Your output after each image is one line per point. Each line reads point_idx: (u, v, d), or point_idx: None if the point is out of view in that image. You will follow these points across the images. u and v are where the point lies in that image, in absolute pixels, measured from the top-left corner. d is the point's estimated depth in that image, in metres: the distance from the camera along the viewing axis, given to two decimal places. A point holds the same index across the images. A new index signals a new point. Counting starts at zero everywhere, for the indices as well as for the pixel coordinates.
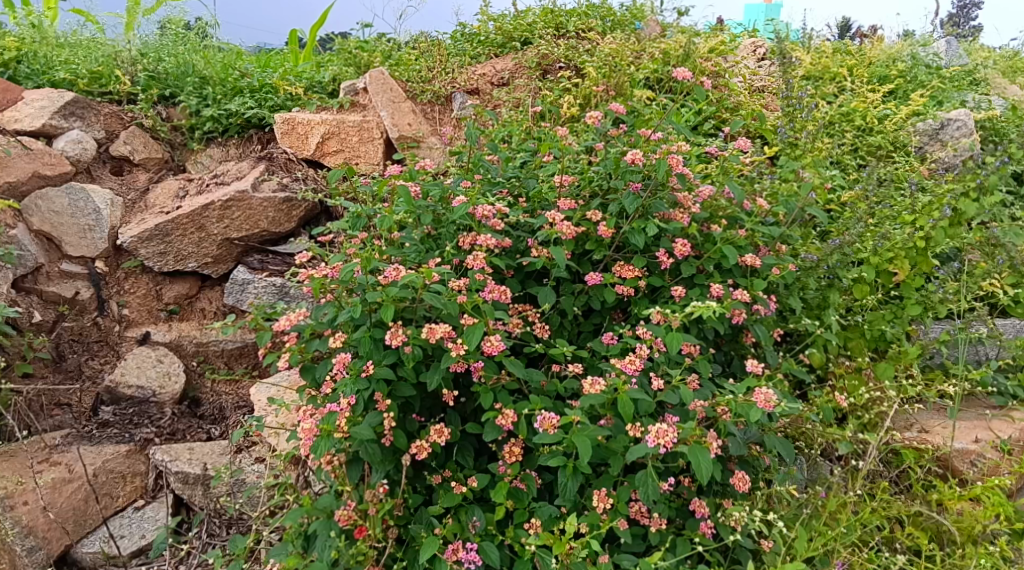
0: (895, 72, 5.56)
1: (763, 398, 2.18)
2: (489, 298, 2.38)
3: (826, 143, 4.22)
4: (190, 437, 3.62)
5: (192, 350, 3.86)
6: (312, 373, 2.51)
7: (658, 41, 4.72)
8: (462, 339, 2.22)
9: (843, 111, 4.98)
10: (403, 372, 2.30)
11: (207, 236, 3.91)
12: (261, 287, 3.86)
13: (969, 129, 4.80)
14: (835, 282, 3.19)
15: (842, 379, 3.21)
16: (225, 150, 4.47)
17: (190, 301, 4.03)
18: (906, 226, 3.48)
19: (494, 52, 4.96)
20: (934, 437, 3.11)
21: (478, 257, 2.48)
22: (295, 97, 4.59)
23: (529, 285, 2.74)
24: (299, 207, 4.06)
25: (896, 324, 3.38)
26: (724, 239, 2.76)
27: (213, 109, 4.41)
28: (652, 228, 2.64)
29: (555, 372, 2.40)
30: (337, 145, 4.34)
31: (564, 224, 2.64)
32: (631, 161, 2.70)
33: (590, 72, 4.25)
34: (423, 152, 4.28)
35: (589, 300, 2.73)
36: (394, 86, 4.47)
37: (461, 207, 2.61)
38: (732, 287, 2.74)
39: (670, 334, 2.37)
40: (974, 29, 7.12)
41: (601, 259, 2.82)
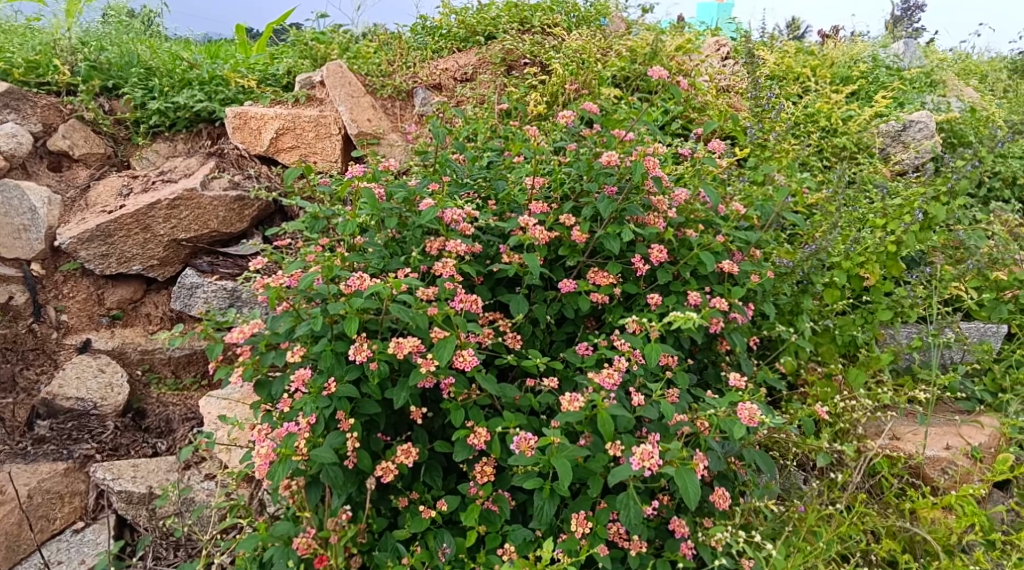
0: (857, 73, 5.56)
1: (747, 414, 2.10)
2: (459, 308, 2.25)
3: (793, 145, 4.18)
4: (135, 453, 3.40)
5: (137, 358, 3.63)
6: (268, 389, 2.35)
7: (624, 38, 4.62)
8: (431, 354, 2.07)
9: (807, 111, 4.87)
10: (368, 389, 2.16)
11: (153, 237, 3.68)
12: (211, 292, 3.65)
13: (930, 131, 4.85)
14: (810, 288, 3.10)
15: (814, 386, 3.16)
16: (173, 145, 4.24)
17: (134, 306, 3.79)
18: (877, 229, 3.45)
19: (456, 46, 4.79)
20: (906, 444, 3.07)
21: (447, 263, 2.35)
22: (247, 90, 4.41)
23: (500, 292, 2.61)
24: (251, 206, 3.85)
25: (867, 329, 3.35)
26: (700, 245, 2.66)
27: (159, 102, 4.16)
28: (628, 234, 2.54)
29: (529, 385, 2.28)
30: (292, 141, 4.14)
31: (536, 229, 2.52)
32: (606, 163, 2.60)
33: (556, 69, 4.13)
34: (383, 149, 4.14)
35: (562, 308, 2.62)
36: (352, 80, 4.29)
37: (428, 210, 2.47)
38: (708, 294, 2.65)
39: (649, 345, 2.27)
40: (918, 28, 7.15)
41: (574, 265, 2.71)
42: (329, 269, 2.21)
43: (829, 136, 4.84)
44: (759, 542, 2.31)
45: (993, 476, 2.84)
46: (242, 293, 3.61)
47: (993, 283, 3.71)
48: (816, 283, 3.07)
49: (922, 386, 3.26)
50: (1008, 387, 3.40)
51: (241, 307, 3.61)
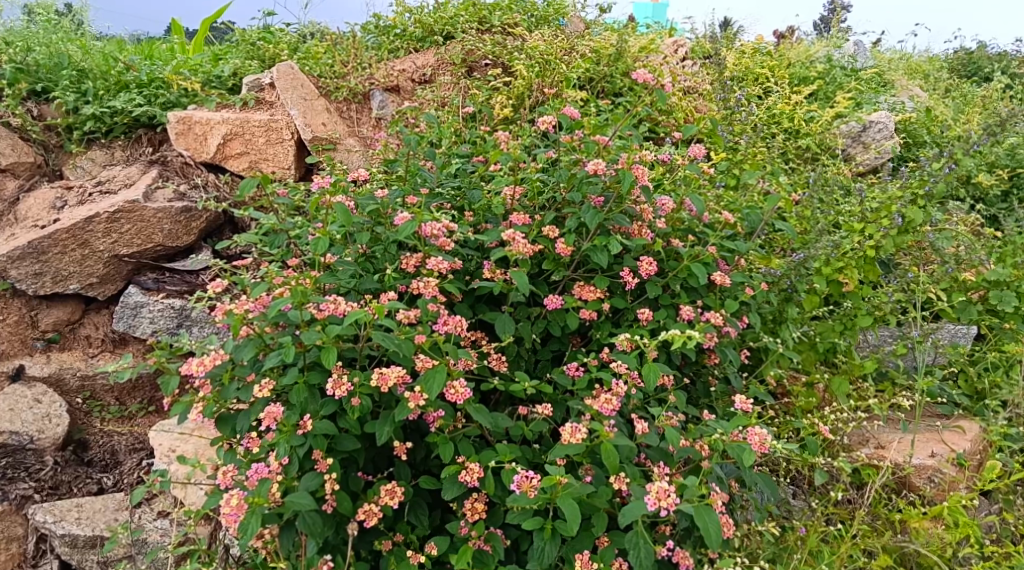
0: (814, 74, 5.56)
1: (758, 440, 2.01)
2: (443, 331, 2.09)
3: (764, 149, 4.09)
4: (78, 490, 3.09)
5: (76, 385, 3.34)
6: (231, 425, 2.14)
7: (587, 38, 4.47)
8: (419, 386, 1.89)
9: (771, 113, 4.81)
10: (346, 424, 1.96)
11: (91, 253, 3.39)
12: (157, 311, 3.37)
13: (890, 131, 4.86)
14: (795, 296, 3.03)
15: (799, 397, 3.09)
16: (110, 153, 3.94)
17: (72, 328, 3.49)
18: (855, 233, 3.41)
19: (413, 47, 4.56)
20: (892, 453, 3.04)
21: (428, 283, 2.17)
22: (190, 93, 4.07)
23: (482, 311, 2.45)
24: (199, 218, 3.56)
25: (847, 335, 3.30)
26: (690, 256, 2.55)
27: (94, 106, 3.87)
28: (617, 247, 2.41)
29: (520, 412, 2.13)
30: (241, 147, 3.86)
31: (521, 243, 2.37)
32: (592, 171, 2.47)
33: (522, 71, 3.96)
34: (340, 155, 3.90)
35: (547, 326, 2.47)
36: (305, 81, 4.06)
37: (405, 225, 2.28)
38: (700, 308, 2.55)
39: (647, 366, 2.15)
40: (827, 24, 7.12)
41: (559, 280, 2.57)
42: (300, 295, 2.01)
43: (792, 138, 4.78)
44: (763, 569, 2.21)
45: (982, 483, 2.83)
46: (192, 312, 3.35)
47: (962, 285, 3.71)
48: (800, 291, 3.00)
49: (903, 392, 3.22)
50: (984, 389, 3.45)
51: (193, 327, 3.34)
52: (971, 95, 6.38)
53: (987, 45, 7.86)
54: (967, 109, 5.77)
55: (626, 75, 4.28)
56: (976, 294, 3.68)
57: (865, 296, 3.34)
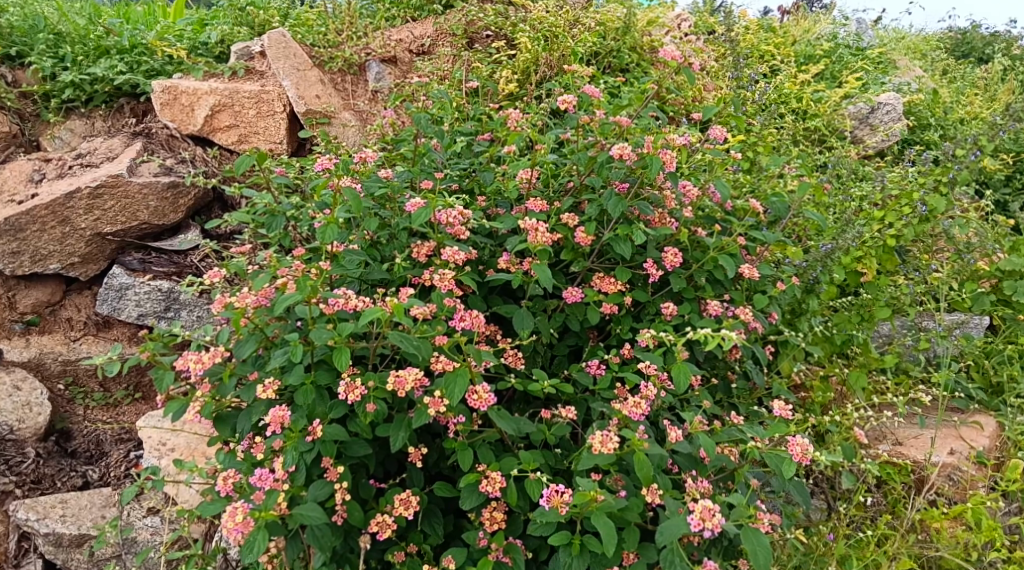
0: (821, 52, 5.35)
1: (800, 450, 1.95)
2: (460, 327, 1.96)
3: (777, 131, 3.94)
4: (61, 484, 2.90)
5: (58, 369, 3.16)
6: (231, 425, 1.97)
7: (592, 10, 4.26)
8: (440, 391, 1.74)
9: (779, 92, 4.49)
10: (357, 427, 1.81)
11: (72, 231, 3.19)
12: (143, 293, 3.18)
13: (898, 113, 4.71)
14: (817, 287, 2.91)
15: (818, 391, 2.99)
16: (90, 124, 3.71)
17: (52, 310, 3.29)
18: (874, 222, 3.30)
19: (410, 16, 4.33)
20: (910, 450, 3.04)
21: (445, 275, 2.01)
22: (176, 61, 3.84)
23: (496, 302, 2.30)
24: (186, 195, 3.36)
25: (864, 326, 3.20)
26: (717, 248, 2.42)
27: (73, 73, 3.64)
28: (642, 237, 2.28)
29: (541, 415, 2.01)
30: (230, 119, 3.66)
31: (542, 232, 2.23)
32: (618, 156, 2.32)
33: (527, 43, 3.76)
34: (335, 129, 3.70)
35: (565, 320, 2.35)
36: (298, 51, 3.84)
37: (419, 212, 2.13)
38: (726, 303, 2.45)
39: (676, 366, 2.05)
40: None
41: (577, 271, 2.44)
42: (311, 290, 1.85)
43: (800, 118, 4.54)
44: None
45: (1004, 483, 2.80)
46: (181, 296, 3.19)
47: (975, 275, 3.57)
48: (823, 283, 2.88)
49: (919, 387, 3.15)
50: (1000, 382, 3.34)
51: (184, 316, 3.17)
52: (973, 76, 6.24)
53: (981, 25, 7.75)
54: (971, 91, 5.65)
55: (633, 51, 4.10)
56: (988, 283, 3.55)
57: (882, 287, 3.25)
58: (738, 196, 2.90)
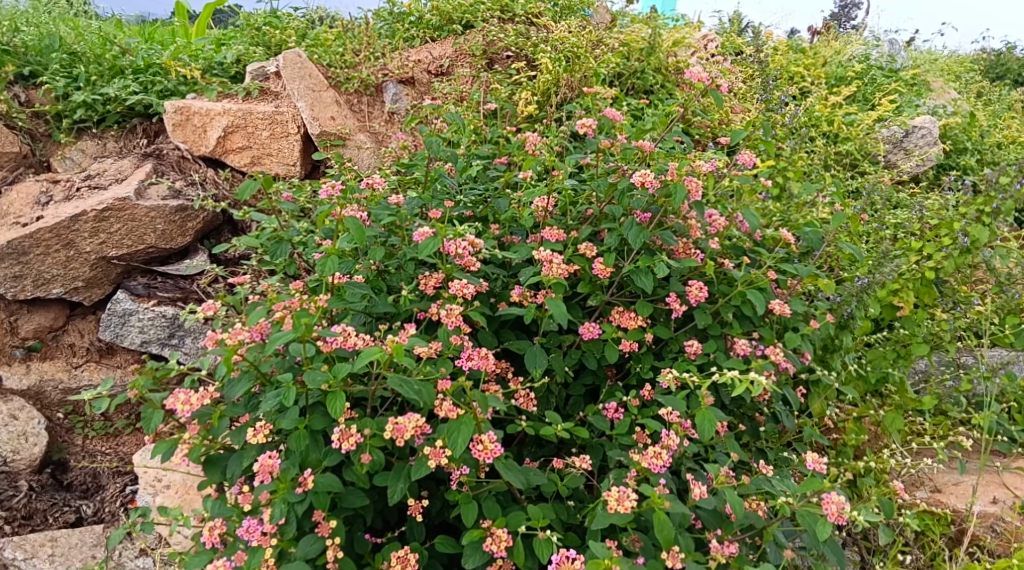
0: (853, 73, 5.16)
1: (835, 509, 1.77)
2: (467, 367, 1.84)
3: (809, 156, 3.77)
4: (53, 520, 2.84)
5: (57, 398, 3.09)
6: (221, 468, 1.85)
7: (616, 30, 4.12)
8: (441, 441, 1.60)
9: (810, 114, 4.35)
10: (353, 477, 1.67)
11: (77, 255, 3.11)
12: (147, 320, 3.10)
13: (934, 137, 4.51)
14: (851, 323, 2.69)
15: (851, 433, 2.81)
16: (102, 144, 3.65)
17: (55, 336, 3.21)
18: (912, 253, 3.12)
19: (430, 36, 4.23)
20: (949, 498, 2.83)
21: (453, 311, 1.87)
22: (190, 81, 3.78)
23: (508, 338, 2.17)
24: (195, 218, 3.27)
25: (901, 364, 3.02)
26: (746, 281, 2.27)
27: (85, 93, 3.59)
28: (664, 271, 2.13)
29: (554, 464, 1.87)
30: (243, 141, 3.58)
31: (558, 265, 2.09)
32: (640, 183, 2.18)
33: (547, 64, 3.62)
34: (349, 151, 3.60)
35: (582, 358, 2.20)
36: (313, 71, 3.75)
37: (427, 242, 2.00)
38: (755, 341, 2.29)
39: (700, 414, 1.90)
40: (851, 9, 6.68)
41: (595, 305, 2.29)
42: (306, 328, 1.72)
43: (831, 142, 4.35)
44: None
45: None
46: (186, 323, 3.10)
47: (1019, 310, 3.37)
48: (859, 319, 2.69)
49: (960, 430, 2.96)
50: None
51: (186, 348, 3.08)
52: (1012, 99, 6.00)
53: (1017, 46, 7.51)
54: (1011, 115, 5.42)
55: (658, 72, 3.95)
56: None
57: (920, 321, 3.06)
58: (768, 225, 2.74)
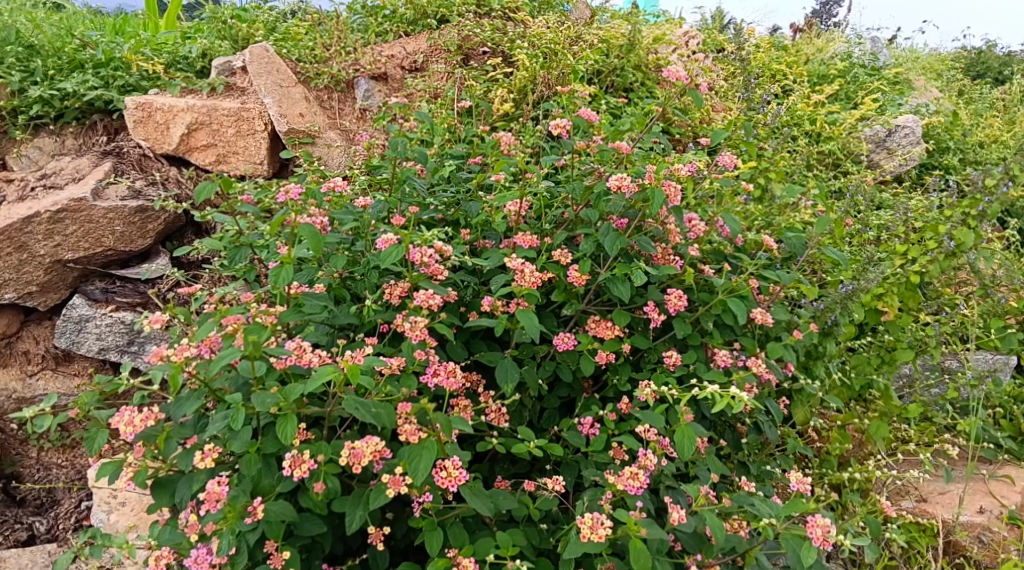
0: (835, 71, 5.09)
1: (820, 534, 1.69)
2: (432, 384, 1.74)
3: (792, 156, 3.69)
4: (4, 538, 2.63)
5: (11, 408, 2.99)
6: (171, 491, 1.73)
7: (595, 26, 4.02)
8: (402, 466, 1.49)
9: (791, 113, 4.27)
10: (308, 504, 1.56)
11: (30, 258, 2.97)
12: (105, 326, 2.96)
13: (917, 137, 4.45)
14: (835, 330, 2.61)
15: (835, 442, 2.73)
16: (60, 141, 3.50)
17: (8, 343, 3.05)
18: (896, 257, 3.05)
19: (404, 30, 4.10)
20: (935, 508, 2.78)
21: (417, 324, 1.77)
22: (152, 76, 3.63)
23: (479, 350, 2.06)
24: (155, 219, 3.12)
25: (884, 370, 2.95)
26: (727, 289, 2.18)
27: (42, 88, 3.43)
28: (642, 279, 2.04)
29: (525, 486, 1.78)
30: (208, 138, 3.44)
31: (530, 273, 1.98)
32: (615, 187, 2.11)
33: (524, 60, 3.51)
34: (318, 150, 3.48)
35: (556, 370, 2.10)
36: (281, 66, 3.62)
37: (391, 250, 1.89)
38: (736, 351, 2.20)
39: (679, 431, 1.82)
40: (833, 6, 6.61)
41: (571, 314, 2.19)
42: (255, 345, 1.59)
43: (813, 142, 4.28)
44: None
45: None
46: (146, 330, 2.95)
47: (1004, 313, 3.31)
48: (843, 326, 2.61)
49: (945, 438, 2.90)
50: None
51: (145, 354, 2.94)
52: (993, 97, 5.97)
53: (996, 44, 7.51)
54: (992, 113, 5.38)
55: (638, 69, 3.85)
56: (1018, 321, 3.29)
57: (904, 326, 2.99)
58: (750, 229, 2.66)
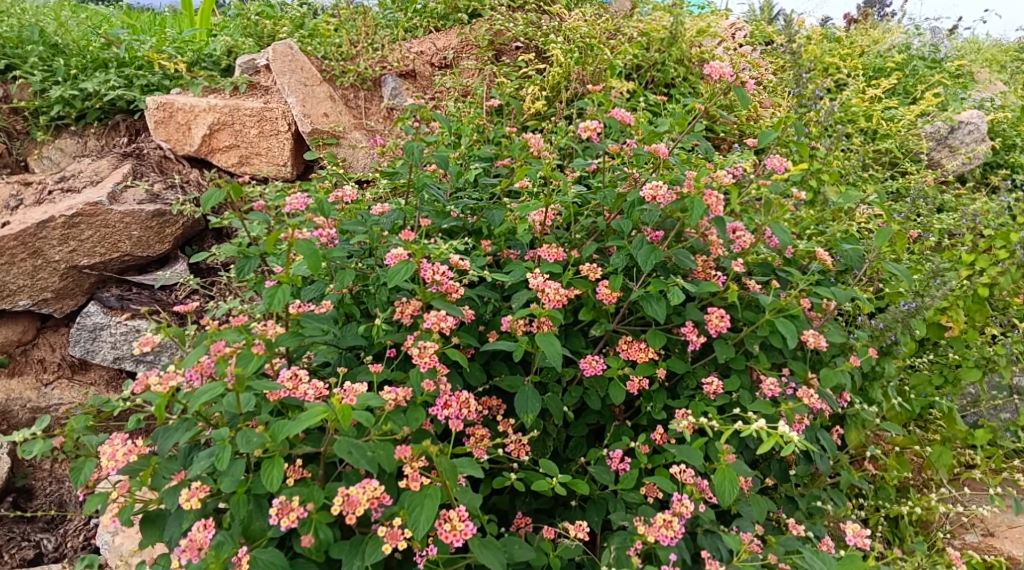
0: (893, 64, 4.76)
1: None
2: (442, 417, 1.59)
3: (847, 157, 3.42)
4: (10, 555, 2.57)
5: (26, 418, 2.92)
6: (161, 527, 1.59)
7: (635, 18, 3.79)
8: (402, 518, 1.33)
9: (846, 109, 3.98)
10: (301, 551, 1.41)
11: (45, 264, 2.88)
12: (119, 334, 2.88)
13: (982, 134, 4.06)
14: (895, 350, 2.37)
15: (893, 471, 2.48)
16: (82, 142, 3.42)
17: (24, 350, 2.99)
18: (963, 268, 2.78)
19: (434, 25, 3.93)
20: (1003, 544, 2.54)
21: (426, 348, 1.60)
22: (174, 75, 3.52)
23: (498, 373, 1.89)
24: (173, 224, 3.02)
25: (947, 391, 2.70)
26: (774, 308, 1.96)
27: (63, 88, 3.34)
28: (679, 298, 1.84)
29: (545, 531, 1.62)
30: (230, 139, 3.32)
31: (554, 290, 1.80)
32: (650, 197, 1.92)
33: (558, 56, 3.31)
34: (343, 150, 3.34)
35: (584, 396, 1.92)
36: (305, 64, 3.48)
37: (400, 267, 1.73)
38: (785, 378, 1.99)
39: (719, 472, 1.64)
40: None
41: (601, 334, 2.01)
42: (242, 376, 1.47)
43: (869, 140, 3.98)
44: None
45: None
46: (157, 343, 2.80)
47: None
48: (904, 346, 2.36)
49: (1017, 466, 2.63)
50: None
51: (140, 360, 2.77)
52: None
53: None
54: None
55: (680, 63, 3.61)
56: None
57: (971, 343, 2.73)
58: (800, 239, 2.43)
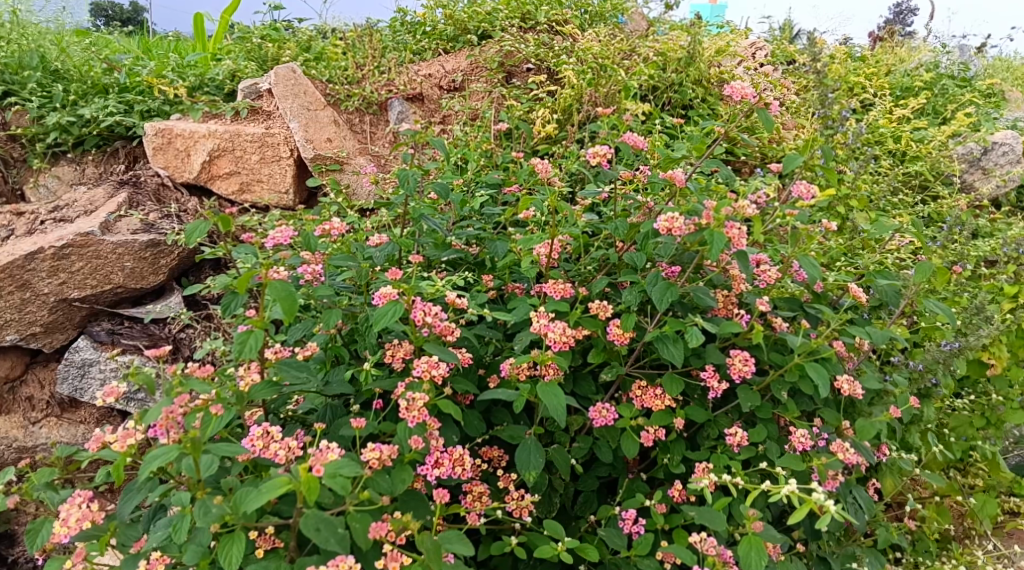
0: (921, 83, 4.56)
1: None
2: (433, 479, 1.43)
3: (876, 180, 3.23)
4: None
5: (12, 458, 2.79)
6: None
7: (651, 38, 3.61)
8: None
9: (873, 131, 3.78)
10: None
11: (33, 297, 2.76)
12: (108, 372, 2.78)
13: (1019, 156, 3.71)
14: (935, 392, 2.17)
15: (932, 523, 2.27)
16: (80, 170, 3.31)
17: (11, 387, 2.86)
18: (1007, 300, 2.57)
19: (443, 47, 3.81)
20: None
21: (415, 400, 1.43)
22: (174, 100, 3.41)
23: (498, 423, 1.73)
24: (168, 254, 2.89)
25: (989, 434, 2.45)
26: (805, 351, 1.78)
27: (61, 114, 3.25)
28: (699, 339, 1.66)
29: None
30: (230, 165, 3.19)
31: (559, 331, 1.63)
32: (665, 229, 1.76)
33: (570, 78, 3.16)
34: (346, 177, 3.20)
35: (593, 447, 1.75)
36: (309, 88, 3.36)
37: (389, 307, 1.57)
38: (816, 428, 1.81)
39: (743, 541, 1.49)
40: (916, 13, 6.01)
41: (613, 379, 1.84)
42: (197, 440, 1.32)
43: (898, 162, 3.77)
44: None
45: None
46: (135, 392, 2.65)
47: None
48: (945, 389, 2.16)
49: None
50: None
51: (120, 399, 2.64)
52: None
53: None
54: None
55: (698, 84, 3.45)
56: None
57: (1015, 381, 2.51)
58: (829, 270, 2.25)
